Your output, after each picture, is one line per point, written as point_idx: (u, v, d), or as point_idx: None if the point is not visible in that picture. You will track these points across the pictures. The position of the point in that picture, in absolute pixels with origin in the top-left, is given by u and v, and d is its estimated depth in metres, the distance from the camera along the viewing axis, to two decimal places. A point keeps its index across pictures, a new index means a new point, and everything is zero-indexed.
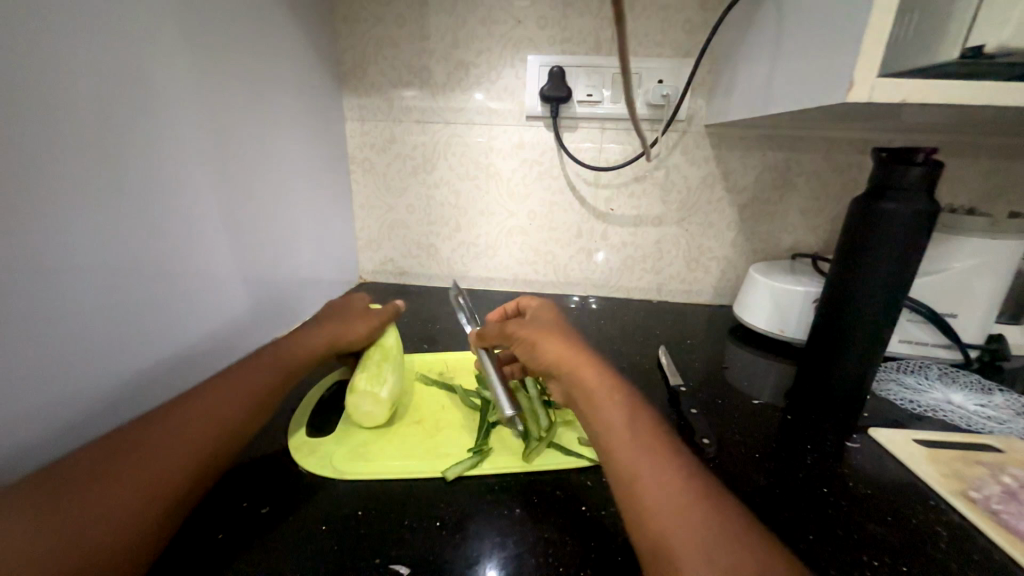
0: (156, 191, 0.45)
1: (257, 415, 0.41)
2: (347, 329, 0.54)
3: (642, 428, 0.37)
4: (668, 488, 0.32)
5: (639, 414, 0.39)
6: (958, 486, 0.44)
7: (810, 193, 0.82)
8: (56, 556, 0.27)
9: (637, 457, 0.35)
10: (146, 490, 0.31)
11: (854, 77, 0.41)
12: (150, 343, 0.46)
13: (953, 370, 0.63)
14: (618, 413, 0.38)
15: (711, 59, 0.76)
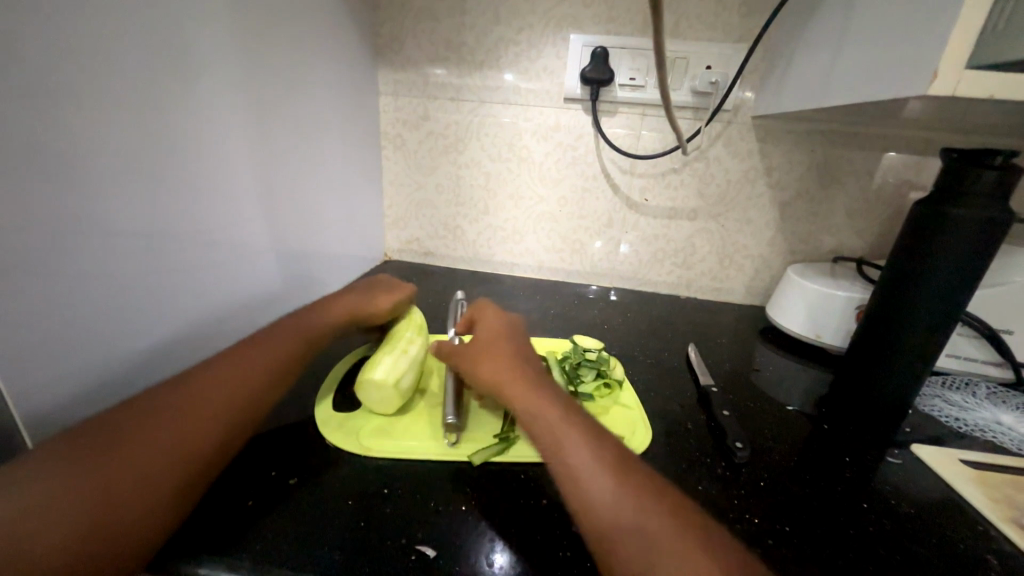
0: (190, 157, 0.46)
1: (278, 385, 0.42)
2: (367, 302, 0.56)
3: (596, 455, 0.34)
4: (626, 533, 0.30)
5: (594, 436, 0.36)
6: (1008, 513, 0.40)
7: (859, 194, 0.77)
8: (87, 513, 0.28)
9: (589, 496, 0.32)
10: (172, 454, 0.33)
11: (939, 67, 0.37)
12: (182, 307, 0.47)
13: (1003, 390, 0.59)
14: (572, 441, 0.35)
15: (766, 44, 0.71)
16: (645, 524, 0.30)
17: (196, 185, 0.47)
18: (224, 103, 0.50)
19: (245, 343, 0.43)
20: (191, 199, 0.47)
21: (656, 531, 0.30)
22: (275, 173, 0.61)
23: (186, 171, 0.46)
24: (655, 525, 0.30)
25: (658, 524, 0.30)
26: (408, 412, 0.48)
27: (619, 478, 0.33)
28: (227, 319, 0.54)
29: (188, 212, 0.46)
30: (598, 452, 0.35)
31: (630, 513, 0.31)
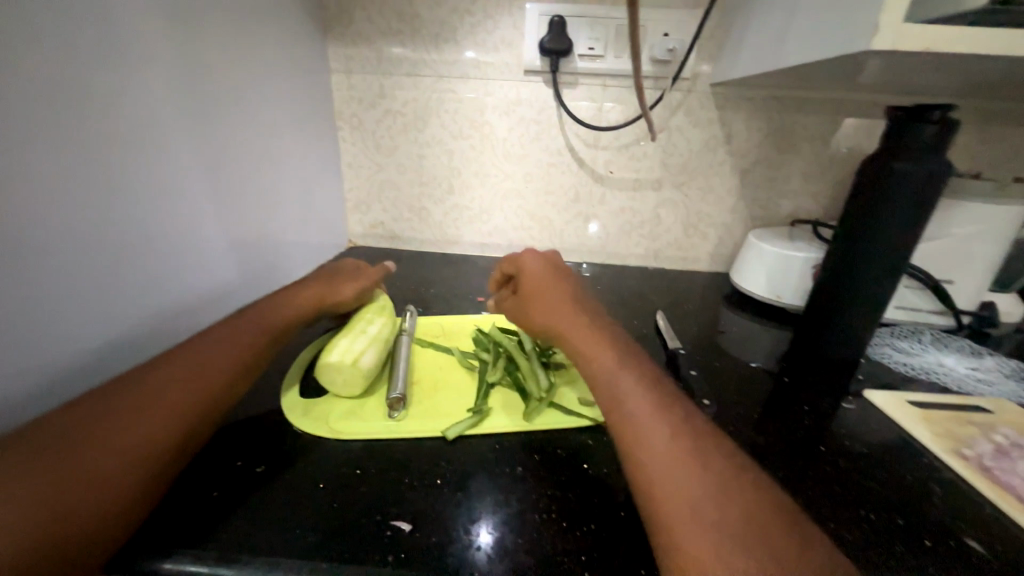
0: (126, 138, 0.42)
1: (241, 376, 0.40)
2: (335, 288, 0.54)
3: (653, 394, 0.36)
4: (674, 454, 0.32)
5: (653, 380, 0.38)
6: (950, 445, 0.43)
7: (813, 158, 0.80)
8: (39, 523, 0.26)
9: (642, 424, 0.34)
10: (129, 455, 0.30)
11: (880, 21, 0.38)
12: (130, 302, 0.44)
13: (945, 335, 0.63)
14: (629, 380, 0.37)
15: (721, 10, 0.71)
16: (693, 450, 0.32)
17: (138, 168, 0.44)
18: (160, 82, 0.46)
19: (199, 336, 0.41)
20: (132, 182, 0.43)
21: (705, 458, 0.32)
22: (225, 157, 0.57)
23: (124, 152, 0.42)
24: (705, 454, 0.32)
25: (705, 453, 0.32)
26: (378, 393, 0.47)
27: (676, 415, 0.35)
28: (183, 314, 0.51)
29: (130, 197, 0.43)
30: (655, 392, 0.37)
31: (681, 441, 0.33)
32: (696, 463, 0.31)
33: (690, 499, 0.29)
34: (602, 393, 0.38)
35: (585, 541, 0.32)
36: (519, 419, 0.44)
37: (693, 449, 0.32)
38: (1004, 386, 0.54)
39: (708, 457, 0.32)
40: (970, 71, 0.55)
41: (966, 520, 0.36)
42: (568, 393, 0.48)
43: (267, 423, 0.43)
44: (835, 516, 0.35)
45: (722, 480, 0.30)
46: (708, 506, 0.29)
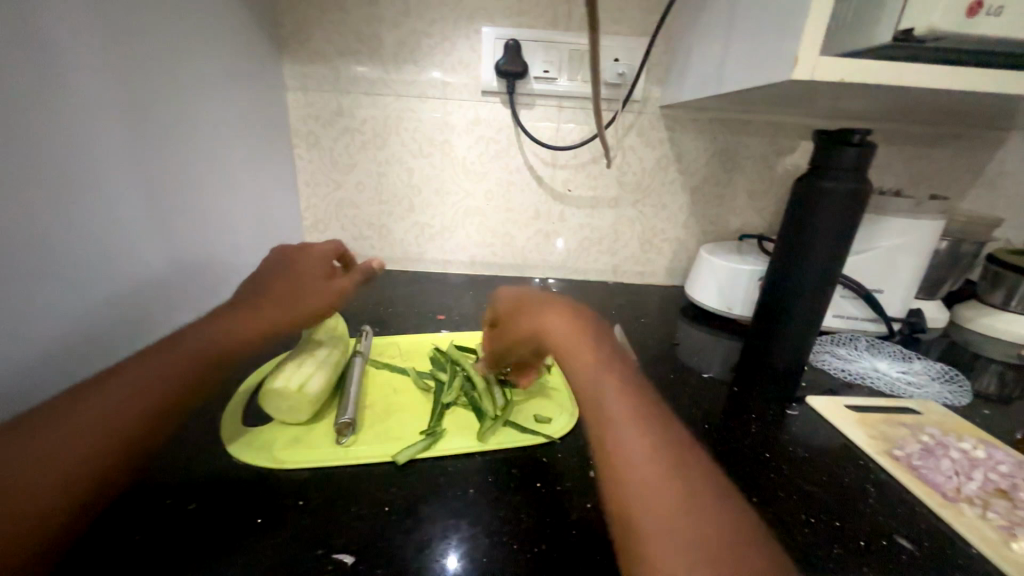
0: (45, 150, 0.40)
1: (179, 401, 0.37)
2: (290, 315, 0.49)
3: (639, 406, 0.37)
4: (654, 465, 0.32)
5: (641, 392, 0.39)
6: (883, 446, 0.46)
7: (757, 176, 0.85)
8: None
9: (625, 432, 0.35)
10: (27, 505, 0.27)
11: (798, 54, 0.42)
12: (43, 325, 0.41)
13: (879, 341, 0.67)
14: (616, 391, 0.38)
15: (666, 39, 0.76)
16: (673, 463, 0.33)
17: (58, 182, 0.41)
18: (94, 96, 0.44)
19: (141, 351, 0.38)
20: (48, 198, 0.40)
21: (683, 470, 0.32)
22: (168, 173, 0.55)
23: (41, 165, 0.40)
24: (685, 468, 0.33)
25: (685, 466, 0.33)
26: (327, 418, 0.45)
27: (660, 427, 0.36)
28: (111, 340, 0.48)
29: (45, 212, 0.40)
30: (642, 404, 0.37)
31: (662, 452, 0.33)
32: (675, 475, 0.32)
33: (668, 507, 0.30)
34: (589, 402, 0.38)
35: (534, 563, 0.32)
36: (474, 439, 0.43)
37: (673, 462, 0.33)
38: (930, 387, 0.58)
39: (686, 470, 0.32)
40: (885, 98, 0.61)
41: (897, 518, 0.38)
42: (524, 410, 0.48)
43: (203, 454, 0.40)
44: (777, 522, 0.36)
45: (699, 493, 0.31)
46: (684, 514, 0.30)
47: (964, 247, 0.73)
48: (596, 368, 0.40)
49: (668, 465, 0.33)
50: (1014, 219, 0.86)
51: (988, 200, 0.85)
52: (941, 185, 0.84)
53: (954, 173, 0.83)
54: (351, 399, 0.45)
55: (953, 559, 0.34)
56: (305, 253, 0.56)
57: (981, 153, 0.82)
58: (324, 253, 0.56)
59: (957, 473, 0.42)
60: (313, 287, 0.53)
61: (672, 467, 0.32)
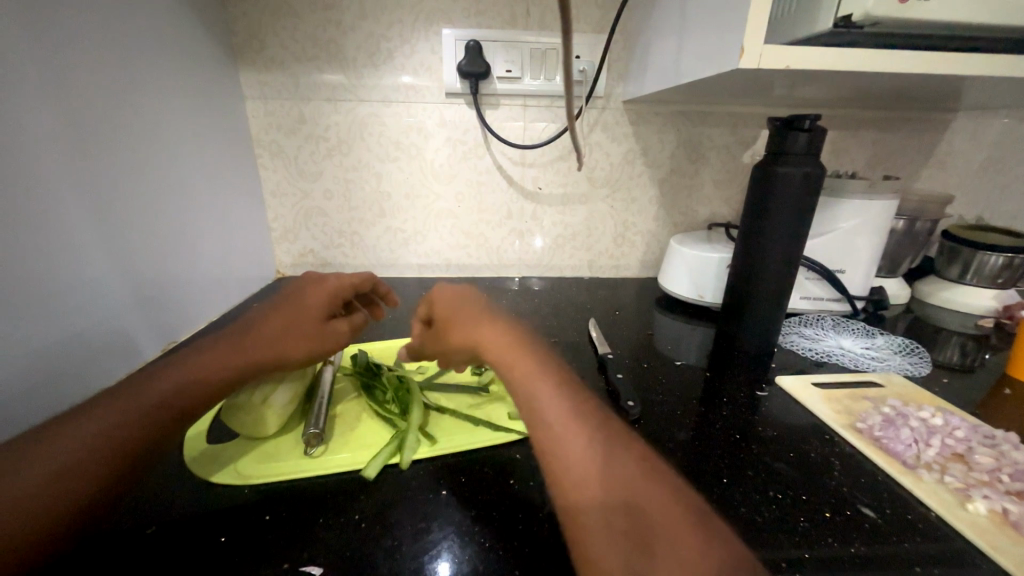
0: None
1: (168, 430, 0.35)
2: (269, 352, 0.42)
3: (575, 409, 0.35)
4: (595, 474, 0.31)
5: (574, 392, 0.37)
6: (847, 420, 0.47)
7: (722, 166, 0.87)
8: None
9: (562, 440, 0.33)
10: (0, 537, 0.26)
11: (745, 43, 0.43)
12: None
13: (843, 320, 0.70)
14: (549, 396, 0.36)
15: (624, 34, 0.77)
16: (611, 464, 0.31)
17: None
18: (34, 110, 0.42)
19: (129, 381, 0.36)
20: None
21: (620, 468, 0.31)
22: (121, 185, 0.52)
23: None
24: (622, 464, 0.31)
25: (624, 463, 0.31)
26: (297, 430, 0.44)
27: (597, 426, 0.34)
28: (68, 368, 0.46)
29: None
30: (577, 407, 0.35)
31: (598, 456, 0.32)
32: (614, 478, 0.30)
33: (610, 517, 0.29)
34: (524, 413, 0.37)
35: (505, 559, 0.32)
36: (448, 441, 0.43)
37: (610, 462, 0.31)
38: (892, 360, 0.60)
39: (624, 468, 0.31)
40: (835, 83, 0.63)
41: (861, 487, 0.39)
42: (498, 409, 0.48)
43: (166, 475, 0.39)
44: (747, 501, 0.37)
45: (642, 491, 0.30)
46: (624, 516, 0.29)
47: (920, 224, 0.76)
48: (525, 375, 0.38)
49: (605, 468, 0.31)
50: (965, 196, 0.90)
51: (940, 178, 0.89)
52: (895, 166, 0.87)
53: (907, 154, 0.86)
54: (320, 409, 0.45)
55: (914, 524, 0.36)
56: (318, 284, 0.49)
57: (931, 134, 0.85)
58: (340, 287, 0.49)
59: (917, 441, 0.43)
60: (312, 329, 0.45)
61: (617, 469, 0.31)
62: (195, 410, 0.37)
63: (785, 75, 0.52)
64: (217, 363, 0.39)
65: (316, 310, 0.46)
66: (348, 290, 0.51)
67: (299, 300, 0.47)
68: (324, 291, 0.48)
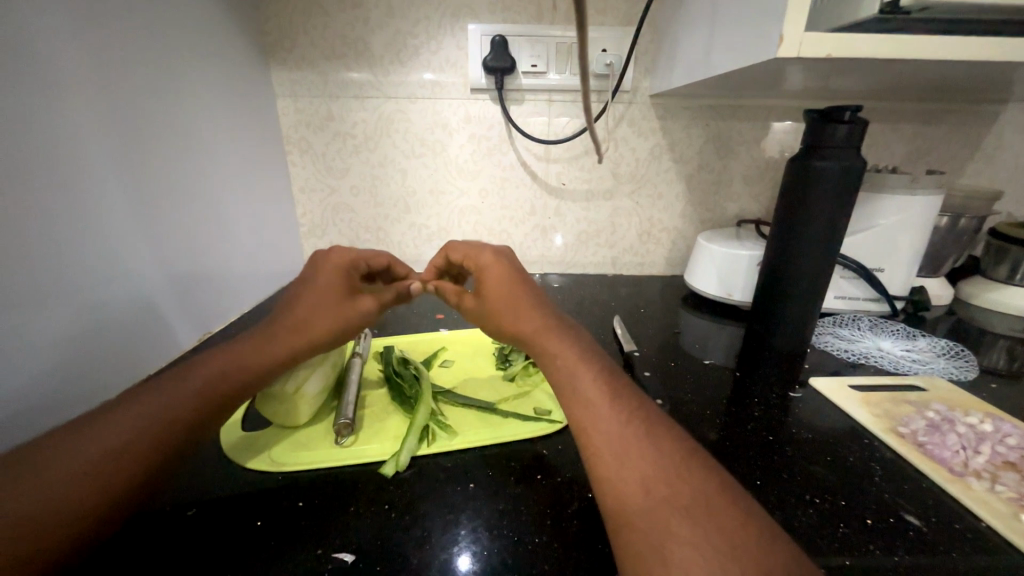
0: (13, 153, 0.38)
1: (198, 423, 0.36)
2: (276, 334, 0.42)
3: (611, 390, 0.36)
4: (626, 451, 0.32)
5: (607, 373, 0.38)
6: (888, 424, 0.45)
7: (752, 161, 0.84)
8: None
9: (597, 417, 0.34)
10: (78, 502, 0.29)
11: (783, 31, 0.42)
12: (33, 347, 0.40)
13: (881, 321, 0.67)
14: (587, 376, 0.37)
15: (652, 26, 0.75)
16: (646, 446, 0.32)
17: (32, 187, 0.40)
18: (80, 110, 0.44)
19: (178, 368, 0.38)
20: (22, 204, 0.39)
21: (653, 448, 0.32)
22: (158, 181, 0.54)
23: (9, 170, 0.38)
24: (654, 441, 0.32)
25: (660, 444, 0.32)
26: (327, 420, 0.45)
27: (631, 406, 0.35)
28: (107, 358, 0.48)
29: (15, 230, 0.38)
30: (612, 387, 0.37)
31: (618, 429, 0.33)
32: (646, 457, 0.31)
33: (646, 489, 0.29)
34: (560, 391, 0.38)
35: (534, 555, 0.31)
36: (475, 435, 0.43)
37: (648, 444, 0.32)
38: (935, 364, 0.58)
39: (656, 445, 0.32)
40: (875, 73, 0.60)
41: (903, 495, 0.37)
42: (523, 404, 0.48)
43: (202, 461, 0.40)
44: (782, 505, 0.36)
45: (675, 468, 0.30)
46: (661, 488, 0.29)
47: (964, 221, 0.72)
48: (566, 357, 0.39)
49: (644, 449, 0.32)
50: (1014, 191, 0.85)
51: (987, 173, 0.84)
52: (938, 160, 0.83)
53: (952, 148, 0.82)
54: (350, 399, 0.46)
55: (963, 534, 0.34)
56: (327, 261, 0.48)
57: (979, 126, 0.81)
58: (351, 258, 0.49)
59: (964, 447, 0.41)
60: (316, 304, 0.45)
61: (647, 448, 0.32)
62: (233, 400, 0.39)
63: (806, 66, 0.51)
64: (256, 355, 0.41)
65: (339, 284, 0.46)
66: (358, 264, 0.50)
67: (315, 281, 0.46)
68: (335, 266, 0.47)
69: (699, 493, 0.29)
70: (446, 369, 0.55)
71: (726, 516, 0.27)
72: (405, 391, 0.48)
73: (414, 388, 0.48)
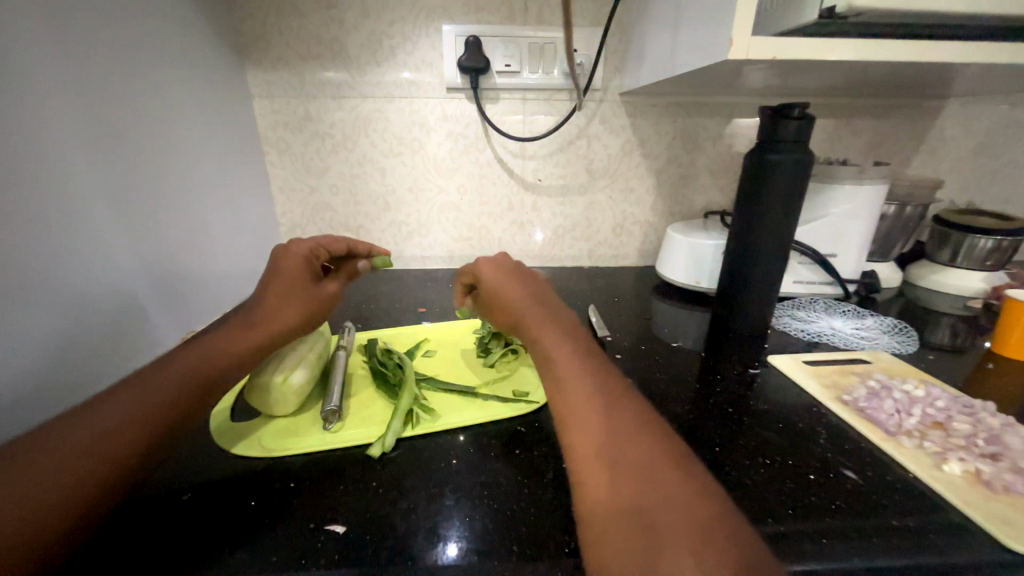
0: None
1: (188, 411, 0.38)
2: (263, 318, 0.46)
3: (590, 366, 0.39)
4: (600, 419, 0.35)
5: (587, 352, 0.41)
6: (835, 393, 0.49)
7: (717, 156, 0.89)
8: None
9: (570, 393, 0.37)
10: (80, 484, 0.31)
11: (733, 35, 0.46)
12: (16, 347, 0.40)
13: (835, 302, 0.72)
14: (569, 354, 0.40)
15: (620, 28, 0.78)
16: (618, 415, 0.35)
17: (16, 189, 0.41)
18: (59, 114, 0.45)
19: (163, 360, 0.40)
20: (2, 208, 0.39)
21: (624, 416, 0.35)
22: (139, 182, 0.55)
23: None
24: (619, 414, 0.35)
25: (631, 413, 0.35)
26: (313, 409, 0.47)
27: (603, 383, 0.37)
28: (95, 356, 0.48)
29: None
30: (591, 363, 0.40)
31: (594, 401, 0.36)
32: (618, 424, 0.34)
33: (606, 456, 0.32)
34: (542, 372, 0.41)
35: (513, 519, 0.34)
36: (457, 417, 0.45)
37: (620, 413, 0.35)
38: (881, 340, 0.63)
39: (620, 416, 0.34)
40: (824, 72, 0.65)
41: (845, 454, 0.42)
42: (504, 387, 0.50)
43: (191, 450, 0.42)
44: (737, 467, 0.40)
45: (635, 437, 0.33)
46: (618, 454, 0.32)
47: (909, 209, 0.78)
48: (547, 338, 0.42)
49: (616, 417, 0.34)
50: (957, 181, 0.92)
51: (931, 164, 0.90)
52: (888, 153, 0.89)
53: (899, 141, 0.88)
54: (335, 387, 0.47)
55: (894, 485, 0.38)
56: (286, 252, 0.50)
57: (923, 120, 0.87)
58: (307, 248, 0.51)
59: (899, 410, 0.46)
60: (291, 287, 0.48)
61: (619, 416, 0.35)
62: (218, 387, 0.41)
63: (765, 66, 0.55)
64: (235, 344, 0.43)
65: (304, 274, 0.50)
66: (318, 251, 0.53)
67: (281, 268, 0.49)
68: (299, 256, 0.50)
69: (653, 460, 0.31)
70: (429, 359, 0.57)
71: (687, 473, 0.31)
72: (389, 379, 0.50)
73: (398, 376, 0.50)
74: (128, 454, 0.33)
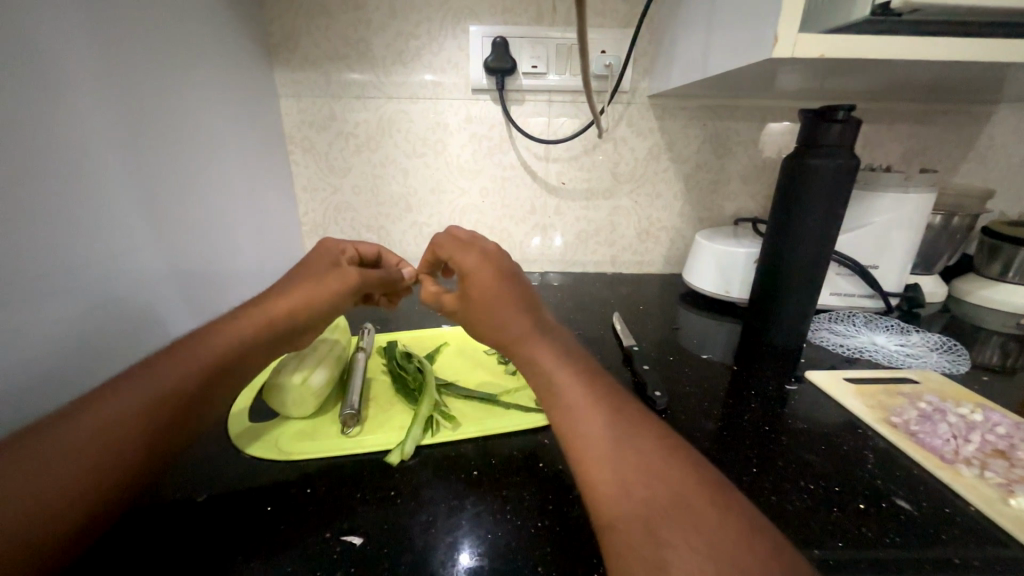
0: (19, 147, 0.39)
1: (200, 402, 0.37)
2: (276, 296, 0.45)
3: (595, 392, 0.37)
4: (610, 451, 0.33)
5: (596, 379, 0.39)
6: (881, 414, 0.46)
7: (749, 160, 0.85)
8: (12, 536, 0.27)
9: (582, 422, 0.35)
10: (98, 476, 0.31)
11: (777, 31, 0.43)
12: (34, 331, 0.41)
13: (875, 317, 0.68)
14: (571, 380, 0.39)
15: (651, 28, 0.76)
16: (630, 445, 0.33)
17: (45, 187, 0.41)
18: (89, 110, 0.46)
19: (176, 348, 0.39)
20: (25, 197, 0.39)
21: (636, 446, 0.33)
22: (164, 179, 0.55)
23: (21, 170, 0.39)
24: (640, 444, 0.33)
25: (641, 441, 0.33)
26: (331, 412, 0.46)
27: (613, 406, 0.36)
28: (116, 344, 0.49)
29: (9, 224, 0.38)
30: (596, 389, 0.38)
31: (602, 432, 0.34)
32: (630, 455, 0.32)
33: (628, 488, 0.30)
34: (547, 398, 0.39)
35: (535, 537, 0.32)
36: (478, 425, 0.44)
37: (630, 444, 0.33)
38: (928, 358, 0.59)
39: (638, 444, 0.33)
40: (869, 74, 0.61)
41: (895, 481, 0.39)
42: (526, 395, 0.48)
43: (209, 450, 0.41)
44: (777, 491, 0.37)
45: (661, 469, 0.31)
46: (646, 488, 0.30)
47: (957, 220, 0.73)
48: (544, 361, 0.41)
49: (626, 449, 0.32)
50: (1008, 191, 0.86)
51: (980, 172, 0.85)
52: (933, 161, 0.84)
53: (945, 147, 0.84)
54: (354, 390, 0.46)
55: (952, 517, 0.35)
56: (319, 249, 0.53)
57: (972, 126, 0.82)
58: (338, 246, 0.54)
59: (955, 436, 0.42)
60: (311, 273, 0.49)
61: (631, 449, 0.32)
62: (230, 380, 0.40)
63: (801, 65, 0.50)
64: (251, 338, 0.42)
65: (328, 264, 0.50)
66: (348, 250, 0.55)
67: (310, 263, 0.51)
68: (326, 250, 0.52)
69: (680, 491, 0.29)
70: (449, 363, 0.55)
71: (711, 508, 0.28)
72: (409, 383, 0.49)
73: (417, 380, 0.49)
74: (141, 447, 0.33)
